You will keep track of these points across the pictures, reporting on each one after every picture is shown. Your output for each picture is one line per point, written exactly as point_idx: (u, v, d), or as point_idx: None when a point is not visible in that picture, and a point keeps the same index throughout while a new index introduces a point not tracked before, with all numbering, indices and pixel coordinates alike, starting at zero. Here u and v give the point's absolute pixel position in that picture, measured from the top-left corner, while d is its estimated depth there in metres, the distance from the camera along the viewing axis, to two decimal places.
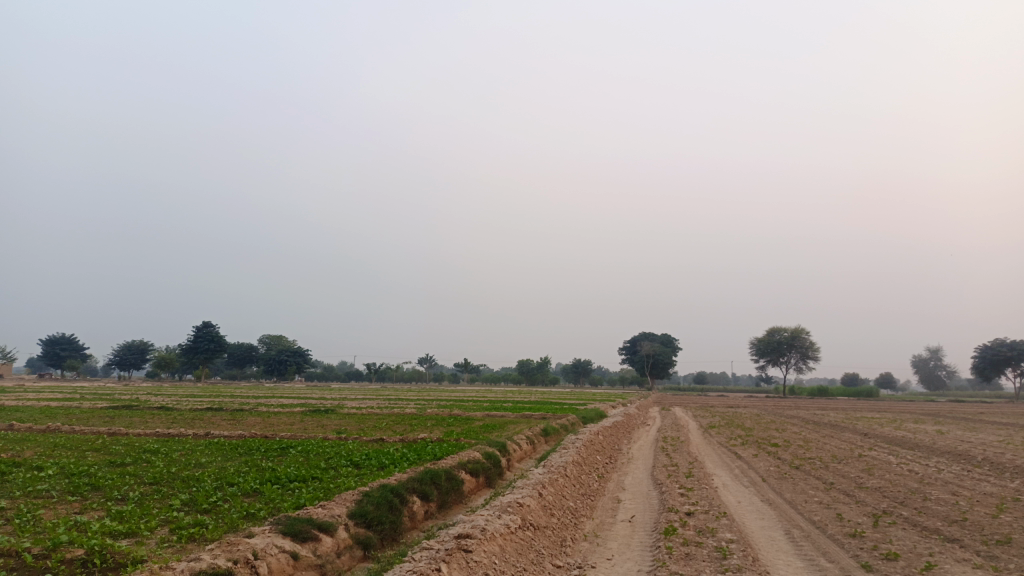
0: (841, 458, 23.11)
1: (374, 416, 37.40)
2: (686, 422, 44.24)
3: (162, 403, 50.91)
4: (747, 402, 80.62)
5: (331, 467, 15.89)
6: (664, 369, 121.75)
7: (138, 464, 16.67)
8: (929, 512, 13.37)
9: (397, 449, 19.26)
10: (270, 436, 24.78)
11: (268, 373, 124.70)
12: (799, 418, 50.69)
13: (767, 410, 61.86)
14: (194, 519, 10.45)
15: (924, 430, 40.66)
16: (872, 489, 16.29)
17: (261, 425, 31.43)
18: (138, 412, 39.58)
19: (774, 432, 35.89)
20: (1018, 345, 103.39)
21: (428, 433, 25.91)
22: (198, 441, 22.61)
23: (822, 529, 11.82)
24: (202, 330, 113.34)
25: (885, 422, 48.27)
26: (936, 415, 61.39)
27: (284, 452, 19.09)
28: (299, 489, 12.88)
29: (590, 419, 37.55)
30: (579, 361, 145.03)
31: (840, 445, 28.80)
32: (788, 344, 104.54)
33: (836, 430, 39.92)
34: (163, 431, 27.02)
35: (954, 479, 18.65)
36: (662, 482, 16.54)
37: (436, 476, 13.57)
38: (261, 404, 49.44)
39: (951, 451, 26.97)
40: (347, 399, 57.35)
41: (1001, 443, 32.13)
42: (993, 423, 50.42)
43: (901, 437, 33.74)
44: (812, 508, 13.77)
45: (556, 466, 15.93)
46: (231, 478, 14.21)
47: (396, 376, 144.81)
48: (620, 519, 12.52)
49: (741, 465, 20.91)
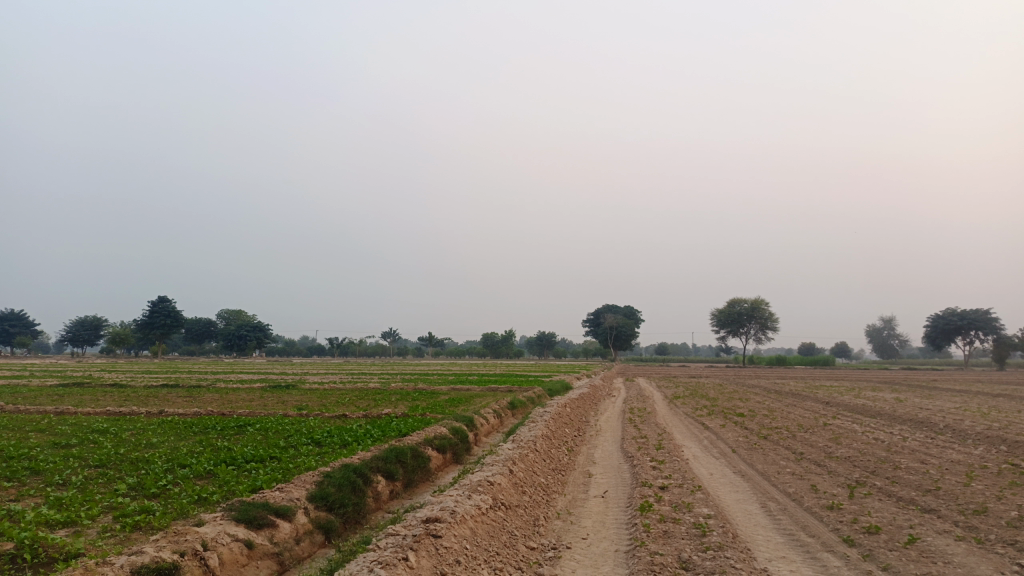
0: (807, 427, 23.14)
1: (337, 391, 36.58)
2: (651, 393, 44.37)
3: (115, 380, 49.27)
4: (707, 372, 81.85)
5: (290, 446, 15.21)
6: (627, 341, 122.61)
7: (85, 445, 15.74)
8: (902, 482, 13.25)
9: (360, 426, 18.64)
10: (227, 413, 23.90)
11: (228, 348, 122.32)
12: (761, 388, 51.15)
13: (729, 380, 62.46)
14: (139, 506, 9.70)
15: (883, 399, 41.31)
16: (842, 459, 16.19)
17: (218, 402, 30.41)
18: (90, 390, 38.08)
19: (738, 402, 36.01)
20: (968, 314, 106.13)
21: (391, 408, 25.26)
22: (151, 420, 21.65)
23: (798, 502, 11.56)
24: (157, 305, 110.51)
25: (844, 391, 49.04)
26: (891, 384, 62.62)
27: (241, 431, 18.29)
28: (256, 470, 12.19)
29: (556, 391, 37.32)
30: (543, 333, 145.30)
31: (805, 413, 28.97)
32: (749, 314, 105.88)
33: (798, 399, 40.41)
34: (115, 409, 25.90)
35: (920, 447, 18.68)
36: (632, 455, 16.23)
37: (401, 454, 13.01)
38: (219, 381, 47.98)
39: (912, 419, 27.24)
40: (309, 374, 56.17)
41: (959, 410, 32.72)
42: (947, 391, 51.55)
43: (861, 406, 34.03)
44: (786, 480, 13.55)
45: (525, 441, 15.51)
46: (184, 459, 13.45)
47: (360, 349, 143.40)
48: (593, 495, 12.13)
49: (710, 436, 20.74)
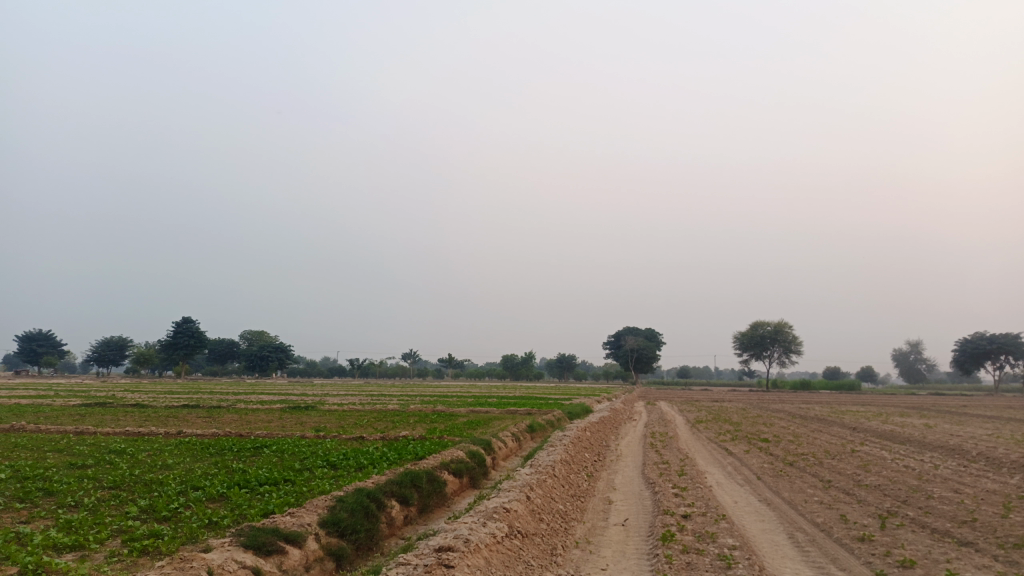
0: (834, 454, 22.54)
1: (355, 412, 36.44)
2: (673, 416, 43.71)
3: (136, 400, 49.46)
4: (731, 395, 80.74)
5: (305, 468, 15.02)
6: (648, 364, 121.49)
7: (101, 466, 15.67)
8: (936, 513, 12.73)
9: (376, 448, 18.46)
10: (244, 435, 23.77)
11: (250, 369, 123.02)
12: (785, 412, 50.20)
13: (752, 404, 61.52)
14: (148, 530, 9.52)
15: (911, 424, 40.40)
16: (872, 487, 15.66)
17: (236, 423, 30.31)
18: (111, 410, 38.22)
19: (762, 427, 35.31)
20: (998, 338, 103.89)
21: (409, 430, 24.99)
22: (168, 441, 21.59)
23: (827, 532, 11.12)
24: (181, 325, 111.71)
25: (871, 416, 48.00)
26: (919, 408, 61.32)
27: (257, 452, 18.15)
28: (269, 493, 12.02)
29: (575, 414, 36.84)
30: (564, 355, 144.60)
31: (831, 439, 28.25)
32: (771, 338, 104.56)
33: (824, 424, 39.56)
34: (134, 430, 25.86)
35: (952, 475, 18.06)
36: (653, 481, 15.83)
37: (417, 478, 12.76)
38: (239, 402, 48.11)
39: (943, 446, 26.47)
40: (329, 395, 56.28)
41: (991, 437, 31.74)
42: (978, 416, 50.25)
43: (890, 432, 33.14)
44: (814, 509, 13.07)
45: (543, 465, 15.17)
46: (197, 482, 13.28)
47: (380, 371, 143.58)
48: (613, 523, 11.77)
49: (733, 462, 20.22)
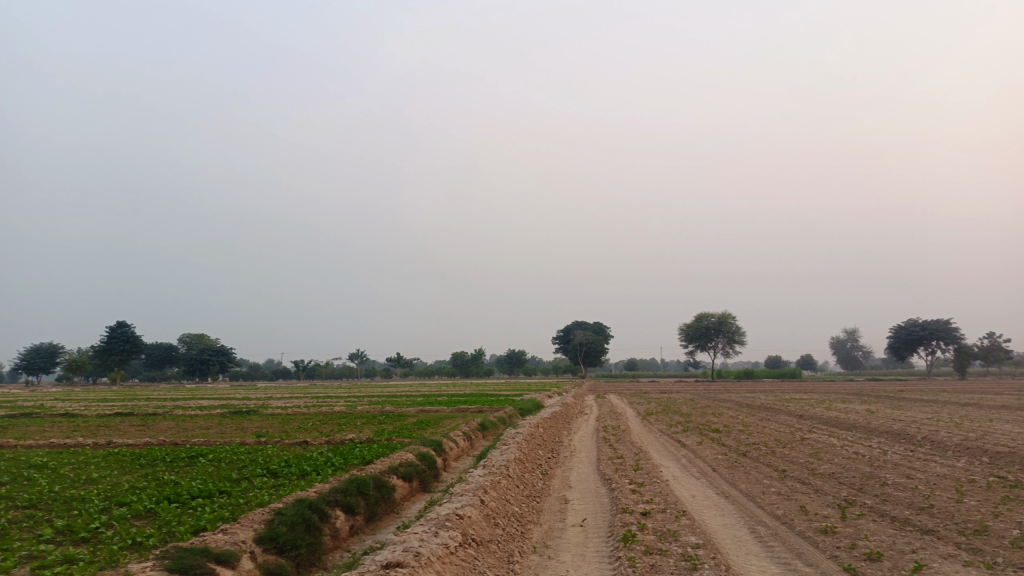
0: (785, 442, 22.59)
1: (300, 416, 35.15)
2: (624, 409, 43.71)
3: (66, 409, 46.94)
4: (678, 386, 81.42)
5: (243, 478, 14.12)
6: (597, 358, 122.10)
7: (17, 483, 14.40)
8: (893, 500, 12.61)
9: (320, 454, 17.63)
10: (180, 443, 22.54)
11: (190, 374, 119.17)
12: (732, 403, 50.68)
13: (700, 394, 62.27)
14: (62, 554, 8.57)
15: (854, 410, 41.21)
16: (827, 476, 15.57)
17: (172, 431, 28.83)
18: (37, 420, 36.08)
19: (711, 417, 35.48)
20: (928, 325, 107.79)
21: (356, 433, 24.10)
22: (96, 452, 20.23)
23: (789, 525, 10.83)
24: (116, 329, 107.33)
25: (815, 403, 48.92)
26: (859, 394, 63.01)
27: (192, 462, 17.05)
28: (203, 507, 11.13)
29: (526, 410, 36.38)
30: (513, 351, 144.60)
31: (780, 428, 28.42)
32: (716, 328, 106.40)
33: (770, 413, 40.05)
34: (60, 441, 24.28)
35: (902, 461, 18.19)
36: (610, 477, 15.43)
37: (363, 485, 12.02)
38: (178, 408, 46.15)
39: (888, 431, 26.90)
40: (273, 399, 54.68)
41: (931, 421, 32.42)
42: (915, 400, 51.71)
43: (835, 418, 33.65)
44: (773, 500, 12.83)
45: (497, 465, 14.62)
46: (123, 497, 12.27)
47: (327, 372, 140.82)
48: (571, 524, 11.30)
49: (687, 454, 20.05)
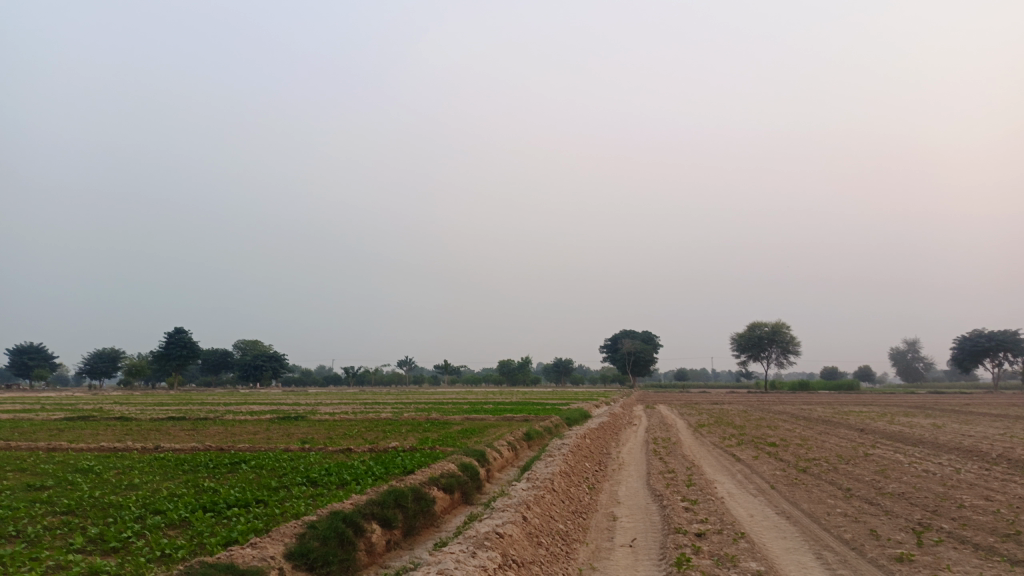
0: (847, 458, 21.36)
1: (346, 422, 35.10)
2: (675, 420, 42.54)
3: (123, 413, 48.05)
4: (731, 397, 79.15)
5: (281, 486, 13.80)
6: (646, 367, 120.16)
7: (60, 488, 14.35)
8: (974, 525, 11.54)
9: (361, 462, 17.25)
10: (225, 448, 22.50)
11: (244, 379, 121.50)
12: (787, 415, 48.89)
13: (753, 405, 60.59)
14: (88, 566, 8.27)
15: (918, 424, 39.23)
16: (897, 496, 14.47)
17: (219, 436, 28.98)
18: (93, 424, 36.84)
19: (767, 430, 34.08)
20: (996, 335, 102.97)
21: (399, 441, 23.74)
22: (142, 457, 20.26)
23: (860, 551, 9.93)
24: (174, 335, 110.09)
25: (876, 417, 46.81)
26: (924, 407, 60.33)
27: (233, 469, 16.83)
28: (237, 518, 10.77)
29: (573, 420, 35.61)
30: (561, 359, 143.62)
31: (840, 442, 27.10)
32: (769, 338, 103.48)
33: (830, 426, 38.44)
34: (110, 445, 24.53)
35: (977, 480, 16.93)
36: (661, 494, 14.65)
37: (401, 497, 11.55)
38: (228, 413, 46.65)
39: (958, 447, 25.36)
40: (321, 405, 55.00)
41: (1004, 437, 30.54)
42: (985, 415, 49.08)
43: (900, 433, 31.88)
44: (839, 522, 11.89)
45: (542, 478, 13.98)
46: (160, 505, 12.05)
47: (376, 378, 142.05)
48: (619, 544, 10.61)
49: (743, 470, 19.06)
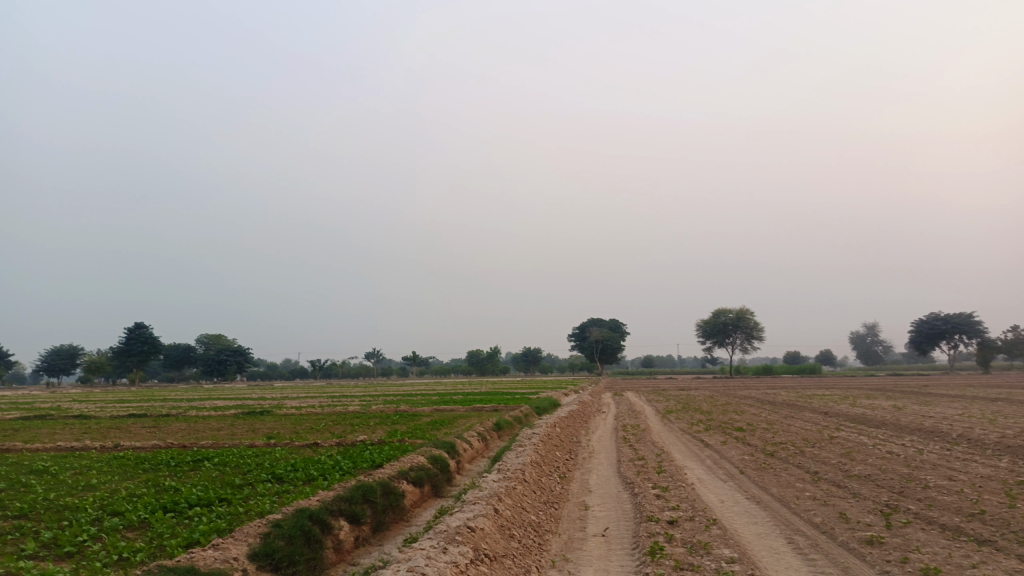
0: (814, 441, 21.64)
1: (313, 416, 34.58)
2: (644, 407, 42.81)
3: (82, 411, 46.81)
4: (697, 383, 79.94)
5: (246, 484, 13.44)
6: (613, 354, 120.97)
7: (12, 490, 13.79)
8: (940, 506, 11.68)
9: (328, 457, 16.92)
10: (189, 446, 21.94)
11: (208, 374, 119.50)
12: (754, 399, 49.55)
13: (719, 391, 61.43)
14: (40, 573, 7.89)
15: (880, 406, 40.02)
16: (864, 478, 14.60)
17: (183, 432, 28.32)
18: (50, 423, 35.74)
19: (734, 415, 34.46)
20: (951, 318, 105.73)
21: (368, 434, 23.39)
22: (101, 456, 19.65)
23: (831, 535, 9.95)
24: (135, 330, 107.76)
25: (839, 399, 47.71)
26: (884, 390, 61.59)
27: (196, 466, 16.38)
28: (199, 517, 10.45)
29: (544, 409, 35.56)
30: (529, 349, 143.95)
31: (806, 426, 27.47)
32: (734, 324, 104.86)
33: (795, 410, 39.03)
34: (68, 444, 23.78)
35: (940, 460, 17.22)
36: (632, 481, 14.61)
37: (369, 492, 11.30)
38: (192, 409, 45.69)
39: (920, 428, 25.84)
40: (288, 399, 54.19)
41: (963, 417, 31.26)
42: (943, 395, 50.35)
43: (864, 415, 32.45)
44: (809, 506, 11.95)
45: (513, 469, 13.83)
46: (118, 506, 11.63)
47: (343, 371, 140.82)
48: (591, 534, 10.50)
49: (712, 455, 19.16)
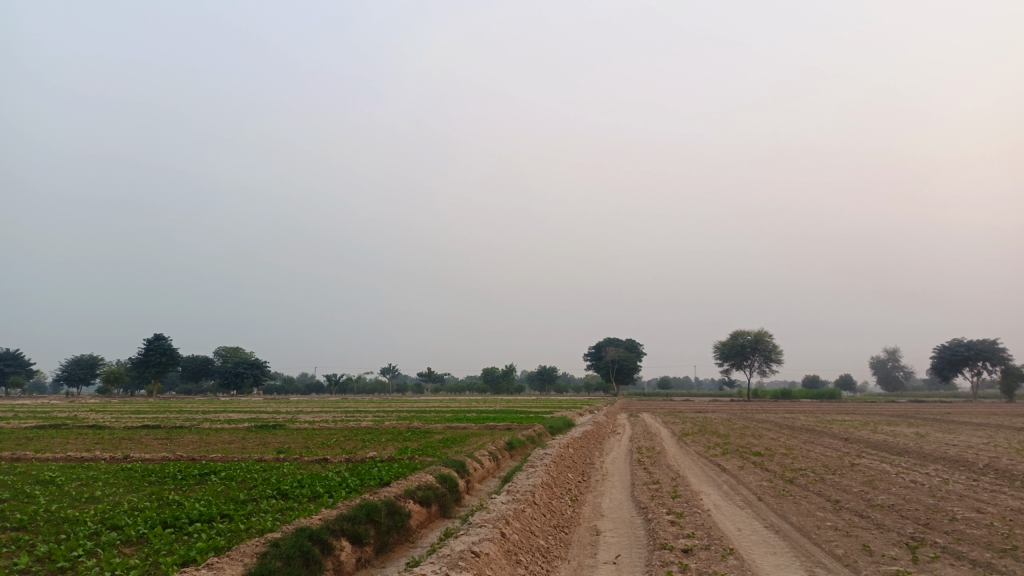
0: (834, 468, 21.03)
1: (325, 431, 34.31)
2: (659, 429, 42.13)
3: (96, 421, 46.96)
4: (714, 406, 78.84)
5: (250, 500, 13.18)
6: (629, 375, 119.89)
7: (15, 501, 13.62)
8: (969, 540, 11.16)
9: (336, 473, 16.62)
10: (197, 459, 21.73)
11: (224, 387, 119.79)
12: (771, 423, 48.69)
13: (736, 415, 60.60)
14: None
15: (902, 433, 39.11)
16: (887, 508, 14.08)
17: (193, 445, 28.19)
18: (64, 433, 35.80)
19: (752, 439, 33.74)
20: (975, 345, 103.75)
21: (378, 450, 23.09)
22: (109, 468, 19.50)
23: (854, 569, 9.49)
24: (153, 342, 108.57)
25: (859, 426, 46.71)
26: (907, 416, 60.41)
27: (202, 480, 16.14)
28: (199, 534, 10.18)
29: (557, 429, 35.10)
30: (545, 368, 143.17)
31: (825, 452, 26.83)
32: (752, 347, 103.66)
33: (814, 435, 38.24)
34: (78, 455, 23.67)
35: (967, 491, 16.60)
36: (646, 506, 14.17)
37: (374, 511, 10.98)
38: (205, 421, 45.61)
39: (943, 456, 25.12)
40: (302, 413, 54.03)
41: (988, 446, 30.41)
42: (967, 424, 49.16)
43: (885, 443, 31.62)
44: (830, 537, 11.45)
45: (523, 490, 13.45)
46: (119, 520, 11.38)
47: (358, 386, 140.70)
48: (602, 561, 10.11)
49: (729, 480, 18.64)
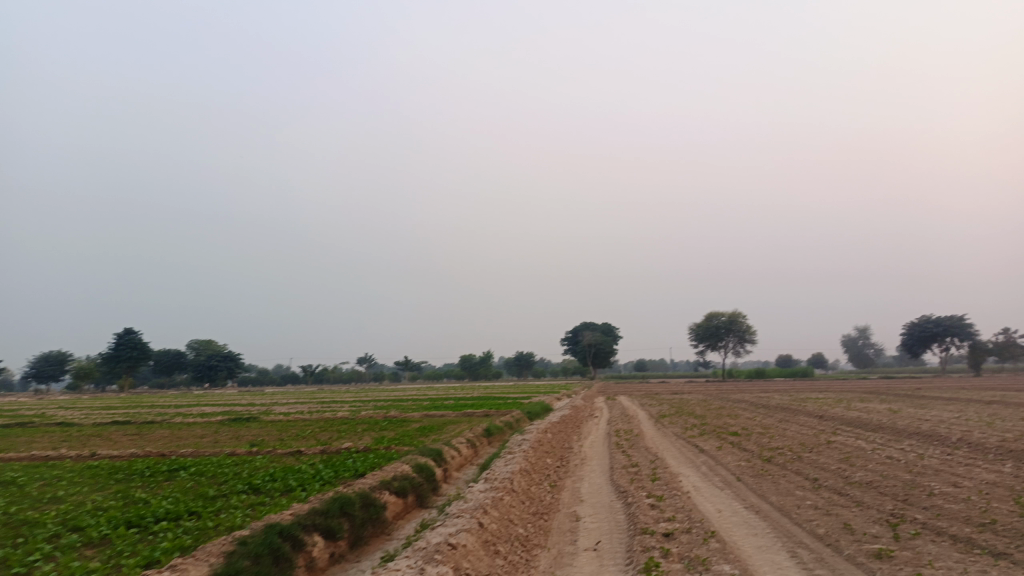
0: (810, 446, 21.10)
1: (299, 423, 33.82)
2: (636, 411, 42.17)
3: (65, 418, 45.87)
4: (690, 387, 79.30)
5: (220, 495, 12.78)
6: (606, 358, 120.41)
7: None
8: (947, 515, 11.15)
9: (310, 466, 16.23)
10: (167, 454, 21.16)
11: (198, 380, 118.03)
12: (747, 403, 49.01)
13: (713, 395, 61.06)
14: None
15: (875, 410, 39.51)
16: (865, 485, 14.07)
17: (164, 440, 27.54)
18: (31, 431, 34.83)
19: (728, 419, 33.87)
20: (943, 321, 105.56)
21: (353, 441, 22.70)
22: (75, 466, 18.90)
23: (836, 548, 9.37)
24: (123, 336, 106.65)
25: (833, 403, 47.18)
26: (879, 393, 61.30)
27: (170, 477, 15.67)
28: (165, 533, 9.80)
29: (535, 414, 34.96)
30: (522, 353, 143.22)
31: (801, 430, 26.97)
32: (726, 328, 104.53)
33: (790, 413, 38.55)
34: (42, 453, 22.95)
35: (942, 466, 16.67)
36: (626, 490, 14.01)
37: (348, 504, 10.67)
38: (178, 415, 44.73)
39: (917, 431, 25.34)
40: (277, 405, 53.37)
41: (959, 419, 30.81)
42: (939, 398, 49.89)
43: (860, 419, 31.88)
44: (811, 516, 11.35)
45: (501, 478, 13.20)
46: (81, 521, 10.93)
47: (334, 376, 139.63)
48: (582, 547, 9.91)
49: (707, 461, 18.55)
